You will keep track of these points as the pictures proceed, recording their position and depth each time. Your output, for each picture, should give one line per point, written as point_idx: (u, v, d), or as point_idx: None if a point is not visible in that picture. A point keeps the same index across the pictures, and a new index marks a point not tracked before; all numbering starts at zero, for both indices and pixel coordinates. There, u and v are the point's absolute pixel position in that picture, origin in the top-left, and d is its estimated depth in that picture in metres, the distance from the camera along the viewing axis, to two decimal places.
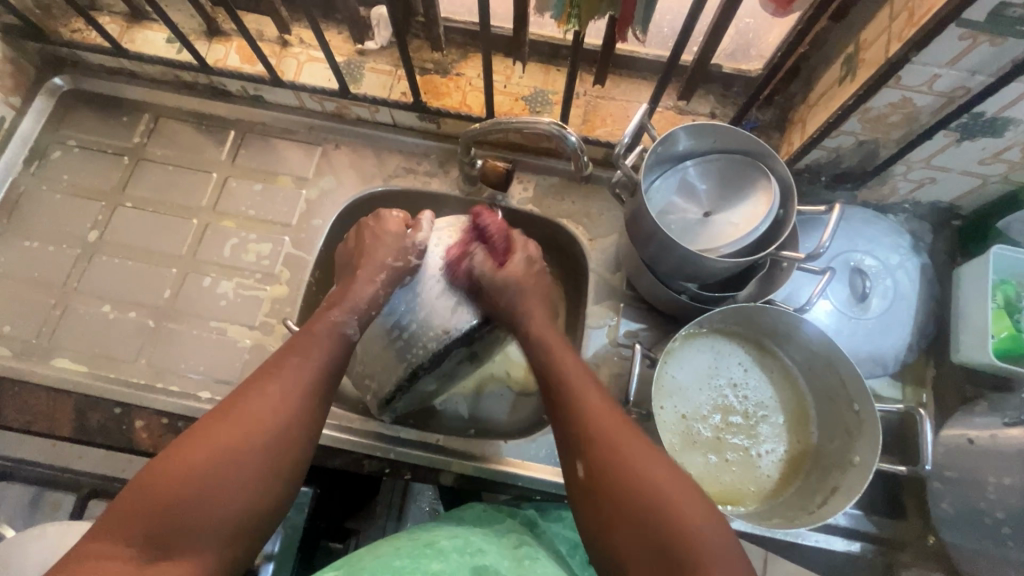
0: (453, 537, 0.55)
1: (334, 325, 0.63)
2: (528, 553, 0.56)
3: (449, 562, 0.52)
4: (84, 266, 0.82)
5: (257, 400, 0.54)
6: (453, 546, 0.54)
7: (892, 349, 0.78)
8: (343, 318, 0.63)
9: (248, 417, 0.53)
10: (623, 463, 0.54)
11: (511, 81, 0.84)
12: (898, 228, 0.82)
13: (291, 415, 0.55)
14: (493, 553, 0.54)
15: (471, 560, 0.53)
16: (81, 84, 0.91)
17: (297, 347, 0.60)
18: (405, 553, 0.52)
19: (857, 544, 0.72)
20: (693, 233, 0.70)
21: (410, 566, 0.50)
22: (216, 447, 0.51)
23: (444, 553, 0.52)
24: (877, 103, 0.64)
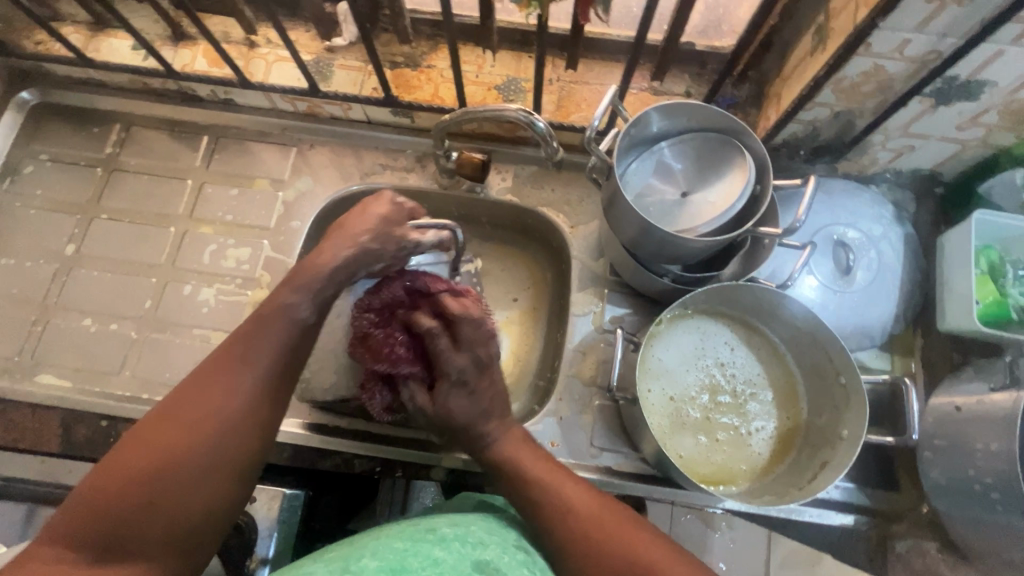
0: (456, 527, 0.50)
1: (284, 307, 0.55)
2: (529, 558, 0.50)
3: (451, 551, 0.46)
4: (63, 281, 0.82)
5: (206, 396, 0.48)
6: (455, 535, 0.49)
7: (878, 321, 0.78)
8: (295, 300, 0.55)
9: (188, 420, 0.47)
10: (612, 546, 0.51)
11: (483, 71, 0.83)
12: (881, 198, 0.82)
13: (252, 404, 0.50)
14: (495, 547, 0.49)
15: (472, 552, 0.47)
16: (49, 97, 0.89)
17: (254, 329, 0.53)
18: (403, 539, 0.48)
19: (850, 516, 0.72)
20: (671, 215, 0.69)
21: (409, 552, 0.45)
22: (162, 450, 0.45)
23: (447, 541, 0.47)
24: (849, 72, 0.63)
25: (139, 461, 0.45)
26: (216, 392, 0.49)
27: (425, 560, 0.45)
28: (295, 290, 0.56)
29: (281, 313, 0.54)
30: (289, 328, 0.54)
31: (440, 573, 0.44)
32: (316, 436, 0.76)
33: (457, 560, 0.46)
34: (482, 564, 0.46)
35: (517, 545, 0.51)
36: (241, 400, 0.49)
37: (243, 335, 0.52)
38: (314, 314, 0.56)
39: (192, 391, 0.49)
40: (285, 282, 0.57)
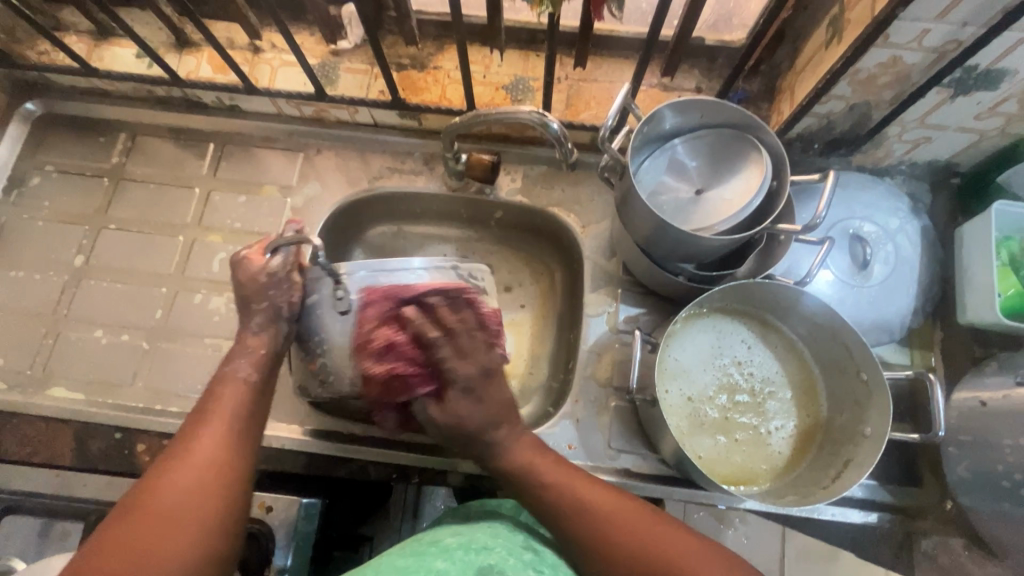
0: (459, 537, 0.52)
1: (235, 376, 0.59)
2: (535, 561, 0.51)
3: (454, 560, 0.48)
4: (72, 292, 0.81)
5: (179, 471, 0.50)
6: (458, 544, 0.50)
7: (897, 315, 0.77)
8: (245, 369, 0.59)
9: (167, 483, 0.49)
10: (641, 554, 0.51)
11: (490, 71, 0.82)
12: (896, 191, 0.81)
13: (224, 463, 0.52)
14: (500, 552, 0.50)
15: (476, 559, 0.49)
16: (54, 107, 0.89)
17: (210, 406, 0.56)
18: (410, 553, 0.50)
19: (873, 514, 0.71)
20: (686, 213, 0.68)
21: (413, 566, 0.47)
22: (140, 529, 0.46)
23: (449, 552, 0.49)
24: (866, 64, 0.62)
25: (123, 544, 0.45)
26: (185, 465, 0.50)
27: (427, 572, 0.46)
28: (245, 362, 0.60)
29: (236, 384, 0.58)
30: (241, 397, 0.57)
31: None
32: (330, 443, 0.75)
33: (461, 568, 0.47)
34: (486, 569, 0.47)
35: (522, 550, 0.52)
36: (211, 461, 0.51)
37: (202, 414, 0.55)
38: (258, 374, 0.60)
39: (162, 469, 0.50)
40: (229, 358, 0.61)
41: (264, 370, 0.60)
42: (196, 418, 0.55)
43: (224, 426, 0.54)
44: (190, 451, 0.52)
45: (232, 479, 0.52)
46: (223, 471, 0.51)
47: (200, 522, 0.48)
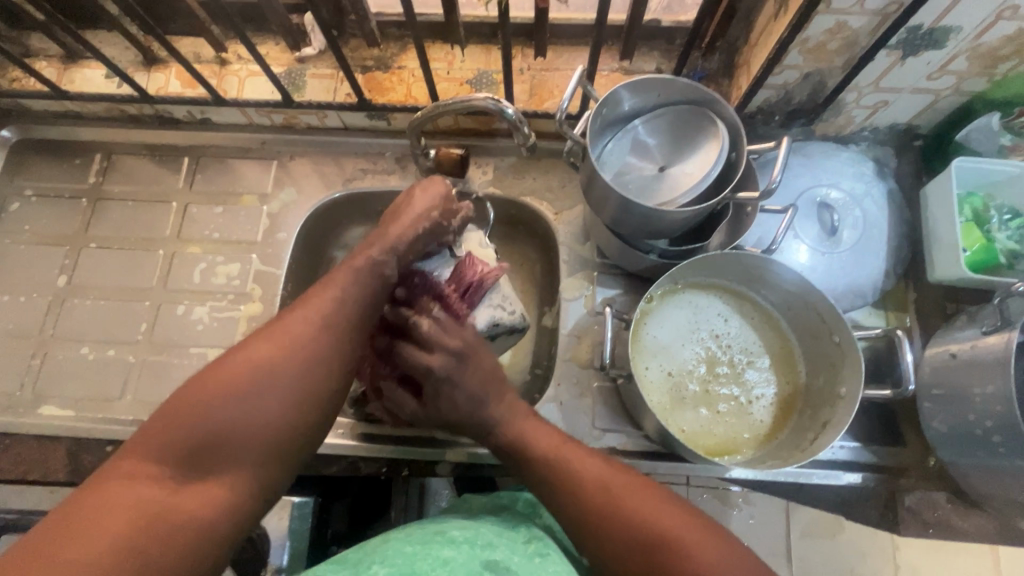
0: (465, 530, 0.53)
1: (372, 262, 0.57)
2: (539, 550, 0.52)
3: (460, 550, 0.49)
4: (57, 312, 0.82)
5: (314, 318, 0.51)
6: (463, 537, 0.51)
7: (869, 279, 0.78)
8: (380, 255, 0.58)
9: (284, 345, 0.49)
10: (617, 523, 0.49)
11: (454, 67, 0.83)
12: (860, 156, 0.82)
13: (330, 349, 0.51)
14: (505, 546, 0.51)
15: (482, 552, 0.49)
16: (30, 133, 0.90)
17: (334, 284, 0.55)
18: (416, 539, 0.51)
19: (858, 475, 0.72)
20: (650, 190, 0.69)
21: (420, 554, 0.48)
22: (264, 349, 0.48)
23: (455, 541, 0.50)
24: (814, 31, 0.64)
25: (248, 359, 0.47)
26: (315, 316, 0.52)
27: (436, 562, 0.47)
28: (382, 249, 0.59)
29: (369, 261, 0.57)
30: (373, 281, 0.57)
31: (451, 569, 0.46)
32: (319, 443, 0.76)
33: (467, 558, 0.48)
34: (492, 563, 0.48)
35: (526, 542, 0.53)
36: (337, 329, 0.52)
37: (336, 274, 0.56)
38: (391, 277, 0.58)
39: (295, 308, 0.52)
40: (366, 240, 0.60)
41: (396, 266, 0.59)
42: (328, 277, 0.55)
43: (337, 310, 0.53)
44: (317, 309, 0.52)
45: (331, 360, 0.51)
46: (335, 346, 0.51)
47: (299, 402, 0.48)
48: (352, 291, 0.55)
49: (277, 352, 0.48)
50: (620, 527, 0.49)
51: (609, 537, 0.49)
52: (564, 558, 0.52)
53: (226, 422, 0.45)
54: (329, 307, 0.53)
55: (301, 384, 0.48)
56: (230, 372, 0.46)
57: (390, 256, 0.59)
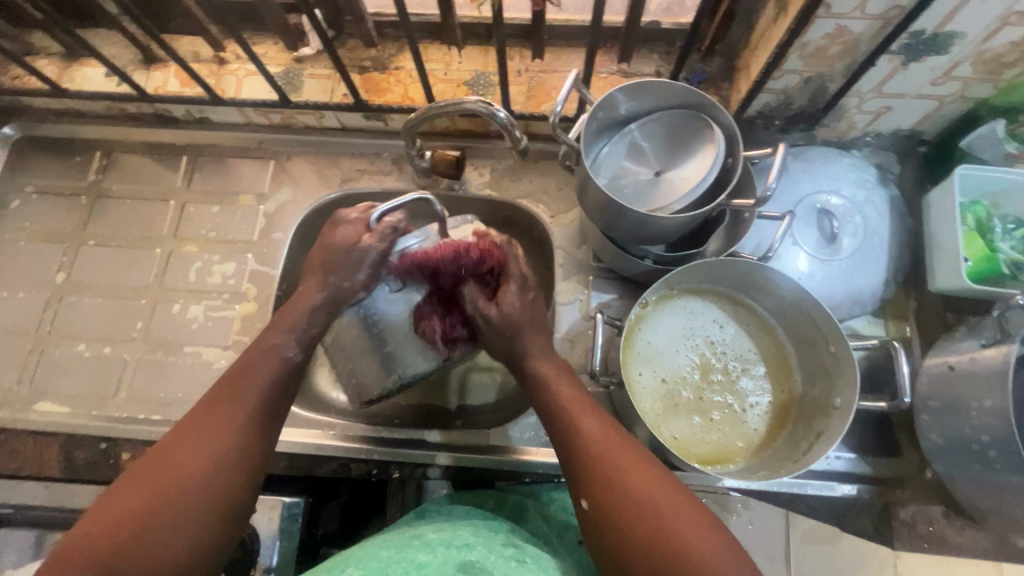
0: (442, 533, 0.53)
1: (270, 349, 0.58)
2: (516, 555, 0.51)
3: (436, 554, 0.49)
4: (55, 309, 0.83)
5: (219, 417, 0.52)
6: (440, 539, 0.51)
7: (868, 287, 0.77)
8: (279, 340, 0.59)
9: (187, 451, 0.49)
10: (617, 491, 0.49)
11: (451, 68, 0.83)
12: (862, 162, 0.81)
13: (239, 448, 0.51)
14: (481, 549, 0.50)
15: (458, 554, 0.49)
16: (31, 130, 0.91)
17: (237, 380, 0.55)
18: (392, 543, 0.51)
19: (853, 486, 0.71)
20: (645, 195, 0.68)
21: (395, 558, 0.48)
22: (184, 452, 0.49)
23: (431, 545, 0.50)
24: (813, 36, 0.63)
25: (172, 466, 0.48)
26: (220, 418, 0.52)
27: (410, 564, 0.47)
28: (279, 333, 0.60)
29: (276, 351, 0.58)
30: (279, 374, 0.58)
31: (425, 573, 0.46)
32: (311, 444, 0.76)
33: (442, 562, 0.48)
34: (467, 564, 0.48)
35: (504, 544, 0.52)
36: (246, 426, 0.52)
37: (237, 371, 0.56)
38: (301, 356, 0.60)
39: (211, 402, 0.53)
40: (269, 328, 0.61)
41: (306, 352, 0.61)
42: (238, 368, 0.56)
43: (244, 408, 0.53)
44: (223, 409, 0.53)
45: (242, 459, 0.51)
46: (242, 446, 0.51)
47: (207, 508, 0.47)
48: (256, 383, 0.55)
49: (200, 450, 0.49)
50: (616, 484, 0.49)
51: (608, 496, 0.49)
52: (541, 563, 0.50)
53: (124, 545, 0.43)
54: (232, 405, 0.53)
55: (208, 492, 0.48)
56: (134, 491, 0.46)
57: (290, 337, 0.60)
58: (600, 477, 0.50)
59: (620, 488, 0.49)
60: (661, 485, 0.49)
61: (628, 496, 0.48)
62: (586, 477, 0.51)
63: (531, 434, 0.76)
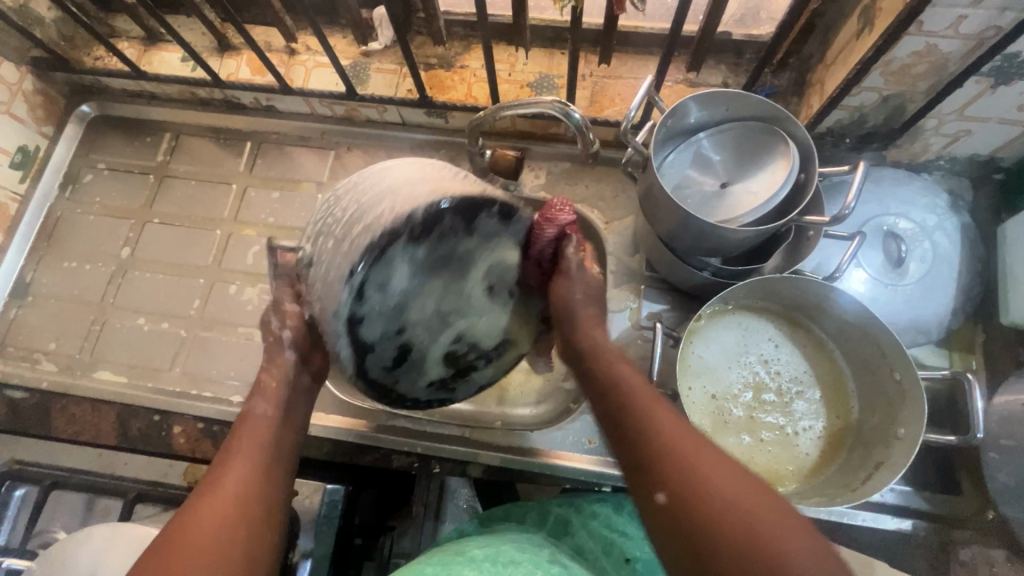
0: (486, 549, 0.50)
1: (255, 415, 0.54)
2: (563, 572, 0.49)
3: (481, 572, 0.47)
4: (118, 282, 0.86)
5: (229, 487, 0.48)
6: (485, 556, 0.49)
7: (934, 316, 0.74)
8: (258, 404, 0.55)
9: (198, 530, 0.45)
10: (689, 486, 0.42)
11: (516, 69, 0.83)
12: (934, 187, 0.78)
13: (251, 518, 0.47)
14: (528, 564, 0.49)
15: (502, 569, 0.47)
16: (106, 110, 0.95)
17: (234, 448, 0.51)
18: (436, 561, 0.49)
19: (908, 522, 0.68)
20: (711, 206, 0.67)
21: None
22: (196, 535, 0.44)
23: (477, 561, 0.48)
24: (899, 53, 0.61)
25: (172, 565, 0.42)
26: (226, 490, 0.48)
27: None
28: (254, 392, 0.56)
29: (267, 416, 0.54)
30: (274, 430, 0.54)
31: None
32: (353, 432, 0.76)
33: None
34: None
35: (549, 562, 0.50)
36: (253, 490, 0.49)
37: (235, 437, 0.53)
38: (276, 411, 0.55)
39: (206, 489, 0.48)
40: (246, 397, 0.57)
41: (284, 406, 0.56)
42: (227, 448, 0.52)
43: (252, 472, 0.50)
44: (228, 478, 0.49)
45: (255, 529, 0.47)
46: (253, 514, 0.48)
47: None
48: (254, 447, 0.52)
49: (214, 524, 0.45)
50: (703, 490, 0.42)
51: (678, 492, 0.42)
52: None
53: None
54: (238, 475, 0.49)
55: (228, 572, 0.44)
56: None
57: (261, 398, 0.56)
58: (681, 470, 0.43)
59: (696, 477, 0.43)
60: (740, 479, 0.42)
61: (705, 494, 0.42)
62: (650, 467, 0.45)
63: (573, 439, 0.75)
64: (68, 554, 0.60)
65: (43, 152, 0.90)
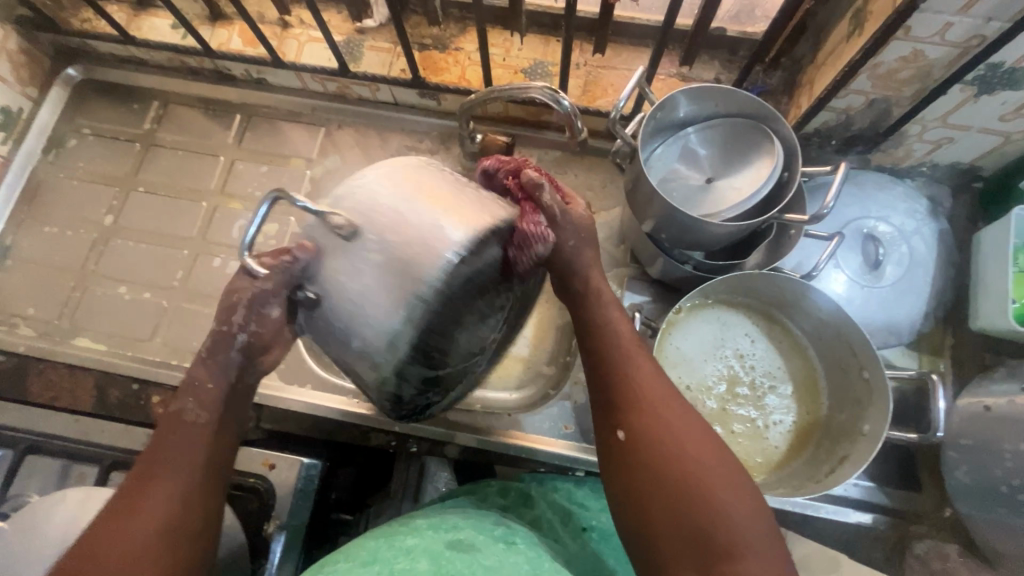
0: (431, 517, 0.51)
1: (181, 415, 0.48)
2: (506, 536, 0.50)
3: (424, 537, 0.47)
4: (101, 250, 0.85)
5: (149, 499, 0.45)
6: (428, 523, 0.50)
7: (906, 319, 0.76)
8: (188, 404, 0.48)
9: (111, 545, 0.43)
10: (649, 427, 0.47)
11: (511, 54, 0.83)
12: (914, 193, 0.80)
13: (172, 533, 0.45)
14: (471, 529, 0.49)
15: (446, 535, 0.48)
16: (93, 74, 0.93)
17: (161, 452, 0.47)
18: (380, 533, 0.50)
19: (869, 515, 0.71)
20: (695, 200, 0.68)
21: (383, 545, 0.46)
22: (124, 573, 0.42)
23: (419, 529, 0.48)
24: (886, 57, 0.62)
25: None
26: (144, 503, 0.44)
27: (398, 549, 0.46)
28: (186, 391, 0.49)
29: (198, 421, 0.48)
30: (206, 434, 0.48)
31: (413, 556, 0.45)
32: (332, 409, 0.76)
33: (430, 543, 0.47)
34: (456, 544, 0.47)
35: (494, 527, 0.51)
36: (176, 503, 0.45)
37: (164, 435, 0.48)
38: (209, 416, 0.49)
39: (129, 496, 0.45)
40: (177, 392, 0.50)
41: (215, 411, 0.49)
42: (157, 450, 0.47)
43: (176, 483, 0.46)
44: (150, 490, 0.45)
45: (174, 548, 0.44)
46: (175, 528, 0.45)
47: None
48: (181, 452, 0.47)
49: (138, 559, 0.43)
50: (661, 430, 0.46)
51: (643, 430, 0.47)
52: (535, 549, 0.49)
53: None
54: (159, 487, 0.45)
55: None
56: None
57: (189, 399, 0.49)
58: (639, 415, 0.47)
59: (654, 418, 0.47)
60: (693, 427, 0.47)
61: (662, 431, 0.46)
62: (619, 404, 0.49)
63: (549, 424, 0.76)
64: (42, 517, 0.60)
65: (26, 114, 0.88)
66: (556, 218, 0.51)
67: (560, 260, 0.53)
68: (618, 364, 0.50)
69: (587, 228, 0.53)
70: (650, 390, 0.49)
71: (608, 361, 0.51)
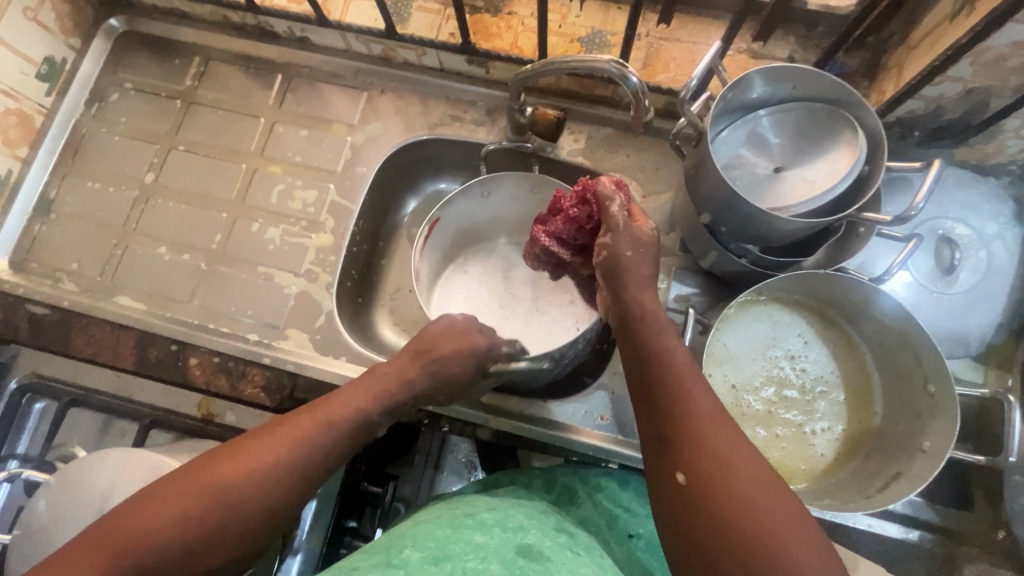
0: (496, 513, 0.50)
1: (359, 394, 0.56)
2: (569, 544, 0.49)
3: (493, 536, 0.46)
4: (141, 208, 0.85)
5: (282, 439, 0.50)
6: (494, 520, 0.49)
7: (977, 330, 0.71)
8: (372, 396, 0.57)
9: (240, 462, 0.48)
10: (714, 472, 0.42)
11: (567, 21, 0.77)
12: (1000, 193, 0.72)
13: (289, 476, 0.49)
14: (535, 531, 0.48)
15: (514, 536, 0.47)
16: (136, 25, 0.91)
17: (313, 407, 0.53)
18: (447, 523, 0.49)
19: (915, 532, 0.68)
20: (761, 192, 0.63)
21: (452, 538, 0.46)
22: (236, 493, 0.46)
23: (487, 526, 0.48)
24: (997, 42, 0.55)
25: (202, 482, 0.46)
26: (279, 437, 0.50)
27: (468, 545, 0.45)
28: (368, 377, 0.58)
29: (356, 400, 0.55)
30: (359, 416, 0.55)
31: (484, 555, 0.44)
32: None
33: (500, 543, 0.46)
34: (525, 548, 0.46)
35: (556, 530, 0.50)
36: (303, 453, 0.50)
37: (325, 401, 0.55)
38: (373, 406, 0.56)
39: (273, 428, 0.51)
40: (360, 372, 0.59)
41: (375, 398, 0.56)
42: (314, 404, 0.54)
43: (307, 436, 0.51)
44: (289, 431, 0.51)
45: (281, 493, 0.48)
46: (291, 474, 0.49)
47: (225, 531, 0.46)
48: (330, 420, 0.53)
49: (187, 516, 0.44)
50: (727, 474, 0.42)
51: (706, 476, 0.42)
52: (595, 557, 0.48)
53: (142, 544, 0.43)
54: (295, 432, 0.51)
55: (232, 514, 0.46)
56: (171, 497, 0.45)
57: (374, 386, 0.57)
58: (703, 454, 0.43)
59: (720, 462, 0.42)
60: (759, 471, 0.42)
61: (730, 480, 0.41)
62: (676, 442, 0.44)
63: (583, 415, 0.74)
64: (91, 474, 0.61)
65: (70, 65, 0.87)
66: (617, 226, 0.53)
67: (608, 262, 0.53)
68: (678, 397, 0.46)
69: (645, 241, 0.53)
70: (717, 428, 0.44)
71: (665, 392, 0.46)
